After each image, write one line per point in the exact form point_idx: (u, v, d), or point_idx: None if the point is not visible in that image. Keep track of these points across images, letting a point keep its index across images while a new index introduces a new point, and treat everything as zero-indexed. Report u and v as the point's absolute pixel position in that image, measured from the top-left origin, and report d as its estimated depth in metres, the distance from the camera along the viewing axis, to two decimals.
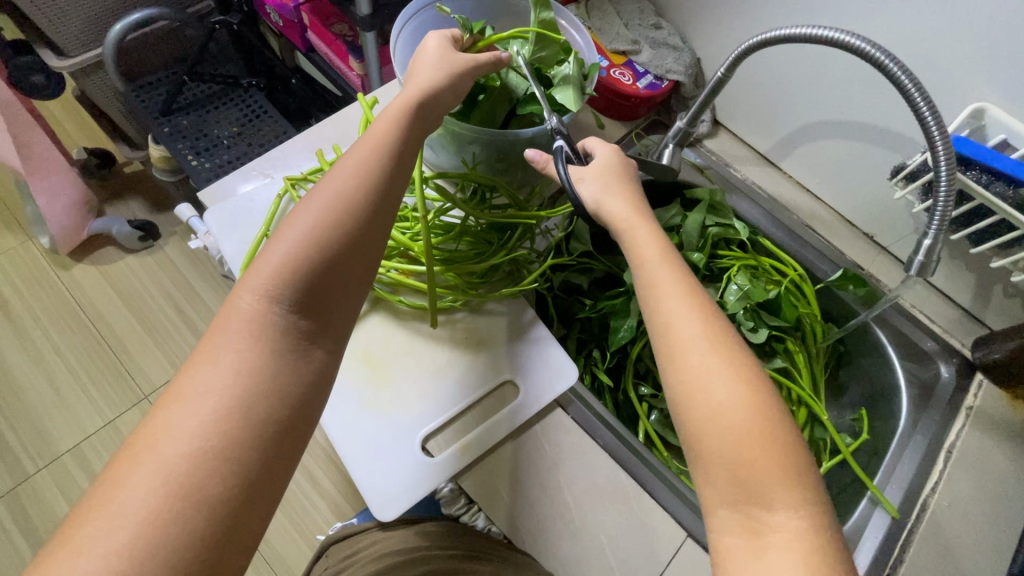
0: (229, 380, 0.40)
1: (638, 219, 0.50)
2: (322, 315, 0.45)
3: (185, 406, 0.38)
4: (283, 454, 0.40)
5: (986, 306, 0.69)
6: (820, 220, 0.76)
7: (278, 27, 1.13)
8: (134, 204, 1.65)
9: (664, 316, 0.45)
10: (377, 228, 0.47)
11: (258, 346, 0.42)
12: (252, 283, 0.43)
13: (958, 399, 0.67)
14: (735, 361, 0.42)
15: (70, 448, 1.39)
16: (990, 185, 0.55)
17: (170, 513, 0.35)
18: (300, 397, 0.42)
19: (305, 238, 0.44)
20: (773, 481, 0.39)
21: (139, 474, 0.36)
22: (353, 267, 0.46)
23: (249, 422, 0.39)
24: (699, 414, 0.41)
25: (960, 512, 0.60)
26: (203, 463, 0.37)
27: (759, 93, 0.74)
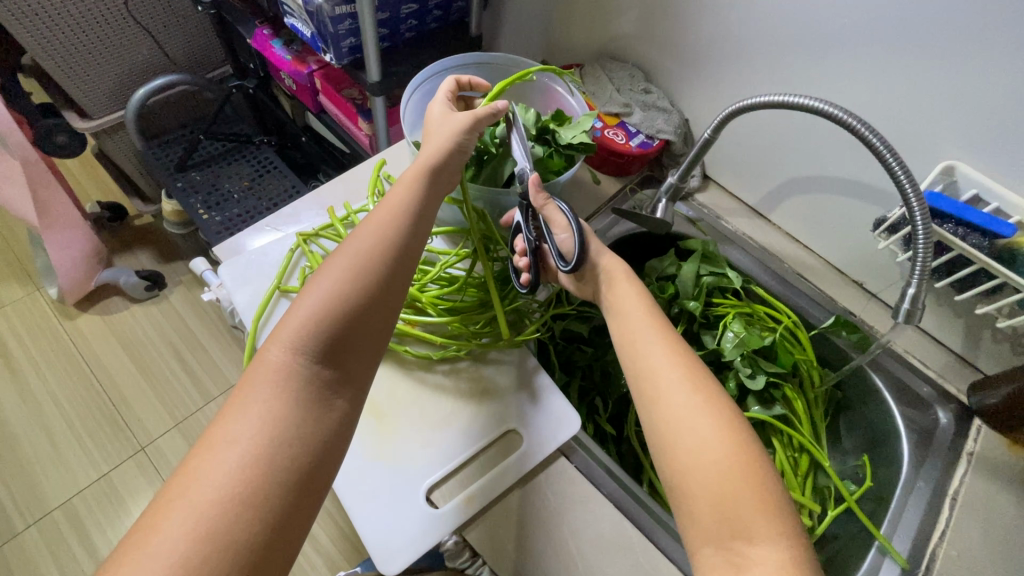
0: (257, 429, 0.41)
1: (622, 279, 0.57)
2: (344, 365, 0.47)
3: (215, 457, 0.40)
4: (304, 502, 0.41)
5: (978, 352, 0.71)
6: (811, 268, 0.79)
7: (290, 90, 1.21)
8: (142, 255, 1.69)
9: (646, 363, 0.50)
10: (397, 284, 0.50)
11: (283, 396, 0.43)
12: (280, 338, 0.45)
13: (958, 445, 0.68)
14: (714, 399, 0.46)
15: (62, 503, 1.36)
16: (967, 237, 0.58)
17: (198, 561, 0.36)
18: (323, 444, 0.43)
19: (328, 294, 0.47)
20: (752, 515, 0.40)
21: (170, 522, 0.37)
22: (374, 320, 0.48)
23: (273, 468, 0.40)
24: (683, 453, 0.44)
25: (971, 562, 0.59)
26: (231, 510, 0.38)
27: (744, 151, 0.79)
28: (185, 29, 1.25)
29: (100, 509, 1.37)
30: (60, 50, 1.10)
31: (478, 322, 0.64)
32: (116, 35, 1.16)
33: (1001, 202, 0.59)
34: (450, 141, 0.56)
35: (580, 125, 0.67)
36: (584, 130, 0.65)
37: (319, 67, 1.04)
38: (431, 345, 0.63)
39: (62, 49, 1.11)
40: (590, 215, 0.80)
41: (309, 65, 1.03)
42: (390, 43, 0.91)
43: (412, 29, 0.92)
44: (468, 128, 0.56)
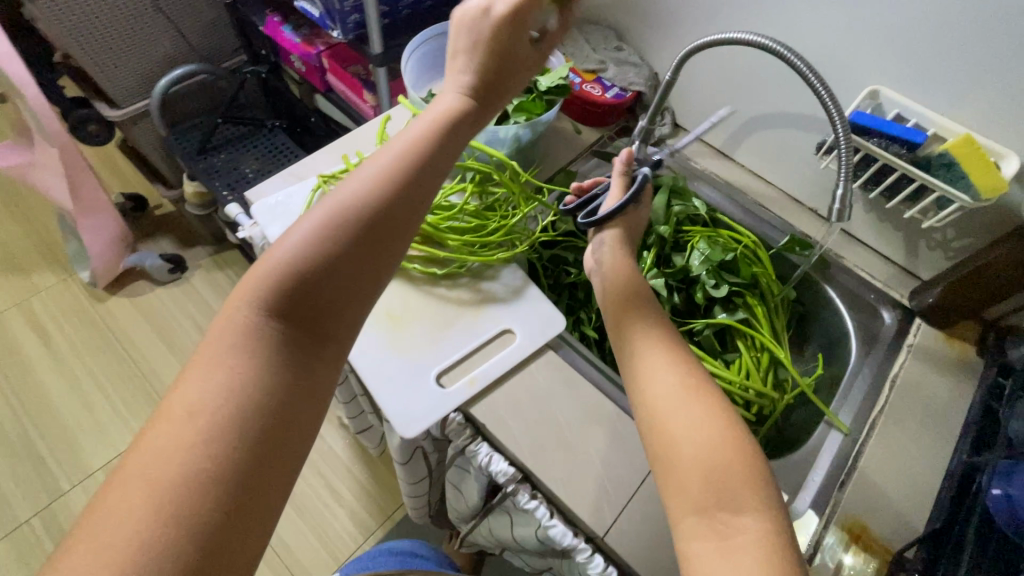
0: (218, 392, 0.41)
1: (624, 281, 0.62)
2: (312, 322, 0.46)
3: (173, 418, 0.39)
4: (271, 464, 0.40)
5: (917, 260, 0.81)
6: (771, 199, 0.89)
7: (299, 72, 1.31)
8: (164, 241, 1.82)
9: (639, 355, 0.54)
10: (372, 243, 0.48)
11: (247, 356, 0.43)
12: (246, 299, 0.45)
13: (900, 338, 0.77)
14: (706, 389, 0.49)
15: (103, 465, 1.48)
16: (889, 147, 0.67)
17: (154, 523, 0.35)
18: (290, 402, 0.43)
19: (297, 252, 0.46)
20: (740, 487, 0.43)
21: (128, 484, 0.36)
22: (345, 272, 0.47)
23: (233, 430, 0.40)
24: (674, 432, 0.47)
25: (903, 427, 0.69)
26: (189, 474, 0.37)
27: (707, 97, 0.89)
28: (201, 20, 1.35)
29: None
30: (90, 43, 1.21)
31: (474, 241, 0.73)
32: (139, 27, 1.26)
33: (919, 118, 0.69)
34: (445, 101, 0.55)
35: (558, 74, 0.77)
36: (560, 75, 0.76)
37: (327, 48, 1.15)
38: (436, 264, 0.74)
39: (91, 43, 1.22)
40: (572, 160, 0.89)
41: (317, 46, 1.14)
42: (390, 20, 1.02)
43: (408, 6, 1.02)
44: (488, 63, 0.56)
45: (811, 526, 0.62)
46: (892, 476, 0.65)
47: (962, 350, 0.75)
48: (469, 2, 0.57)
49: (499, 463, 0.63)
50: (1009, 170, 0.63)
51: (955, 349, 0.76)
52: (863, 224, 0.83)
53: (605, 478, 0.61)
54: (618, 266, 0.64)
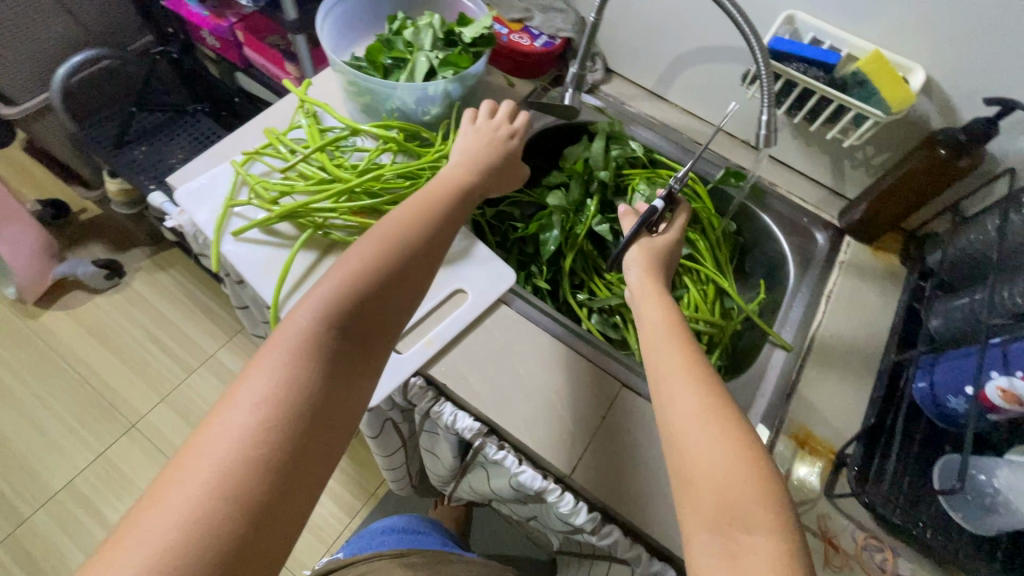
0: (278, 390, 0.45)
1: (650, 292, 0.60)
2: (360, 341, 0.50)
3: (238, 410, 0.44)
4: (307, 472, 0.44)
5: (844, 181, 0.84)
6: (706, 135, 0.91)
7: (214, 49, 1.23)
8: (95, 247, 1.71)
9: (661, 367, 0.52)
10: (413, 273, 0.54)
11: (307, 361, 0.47)
12: (309, 305, 0.49)
13: (832, 257, 0.82)
14: (726, 411, 0.48)
15: (65, 485, 1.42)
16: (808, 71, 0.69)
17: (213, 504, 0.39)
18: (332, 417, 0.47)
19: (357, 271, 0.51)
20: (754, 507, 0.42)
21: (194, 464, 0.41)
22: (391, 303, 0.52)
23: (289, 428, 0.44)
24: (690, 451, 0.46)
25: (839, 338, 0.73)
26: (241, 468, 0.41)
27: (635, 39, 0.89)
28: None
29: (103, 484, 1.43)
30: None
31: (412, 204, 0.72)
32: (26, 11, 1.15)
33: (834, 41, 0.71)
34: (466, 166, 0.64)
35: (481, 24, 0.75)
36: (484, 25, 0.74)
37: (239, 19, 1.08)
38: None
39: None
40: None
41: (228, 18, 1.07)
42: None
43: None
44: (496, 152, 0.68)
45: (763, 437, 0.66)
46: (831, 383, 0.70)
47: (888, 262, 0.80)
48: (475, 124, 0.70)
49: (464, 419, 0.64)
50: (917, 83, 0.67)
51: (882, 262, 0.81)
52: (793, 151, 0.86)
53: (568, 420, 0.63)
54: (642, 279, 0.62)
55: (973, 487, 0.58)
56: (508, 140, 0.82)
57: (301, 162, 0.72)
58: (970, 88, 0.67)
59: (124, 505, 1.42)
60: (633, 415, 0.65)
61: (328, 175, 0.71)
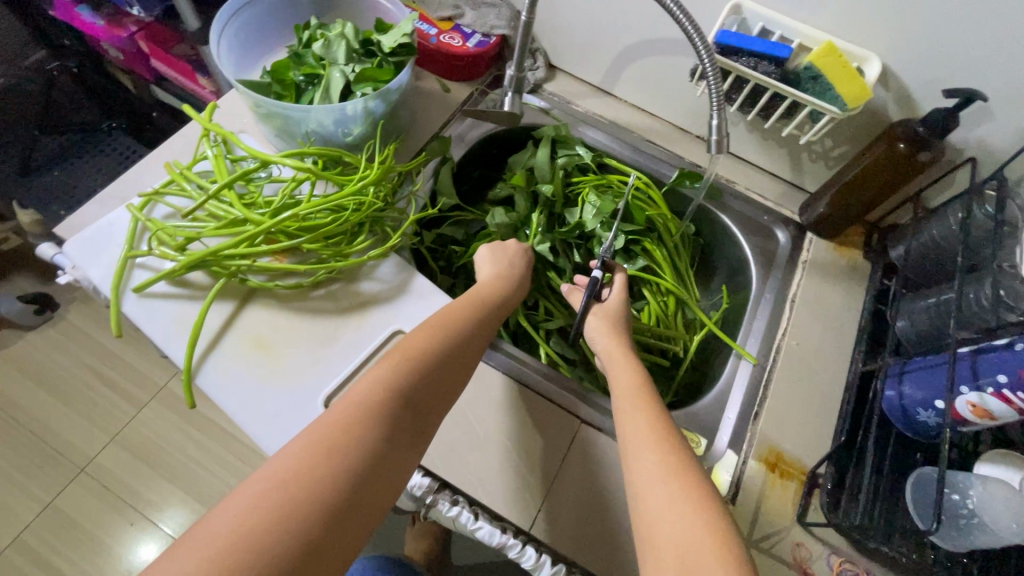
0: (349, 426, 0.43)
1: (616, 354, 0.59)
2: (422, 413, 0.48)
3: (305, 441, 0.42)
4: (345, 543, 0.39)
5: (803, 174, 0.80)
6: (658, 133, 0.85)
7: (119, 62, 1.10)
8: (20, 280, 1.57)
9: (624, 427, 0.50)
10: (474, 350, 0.55)
11: (380, 409, 0.46)
12: (388, 356, 0.50)
13: (795, 256, 0.78)
14: (682, 465, 0.45)
15: (12, 541, 1.33)
16: (759, 67, 0.64)
17: (264, 529, 0.37)
18: (383, 490, 0.43)
19: (431, 336, 0.52)
20: (712, 570, 0.38)
21: (253, 489, 0.39)
22: (453, 377, 0.52)
23: (352, 472, 0.42)
24: (650, 514, 0.43)
25: (805, 346, 0.70)
26: (286, 519, 0.37)
27: (576, 32, 0.82)
28: None
29: (54, 536, 1.35)
30: None
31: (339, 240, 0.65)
32: None
33: (784, 31, 0.65)
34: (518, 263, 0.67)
35: (401, 30, 0.67)
36: (404, 32, 0.66)
37: (139, 27, 0.96)
38: (301, 275, 0.65)
39: None
40: (445, 123, 0.81)
41: (127, 27, 0.94)
42: None
43: None
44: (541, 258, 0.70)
45: (731, 462, 0.63)
46: (799, 395, 0.67)
47: (852, 258, 0.77)
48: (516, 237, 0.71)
49: (412, 477, 0.58)
50: (872, 75, 0.62)
51: (845, 258, 0.77)
52: (749, 146, 0.81)
53: (525, 468, 0.59)
54: (608, 342, 0.61)
55: (947, 507, 0.55)
56: (445, 155, 0.75)
57: (209, 201, 0.63)
58: (926, 76, 0.63)
59: (80, 555, 1.33)
60: (596, 454, 0.60)
61: (240, 215, 0.63)
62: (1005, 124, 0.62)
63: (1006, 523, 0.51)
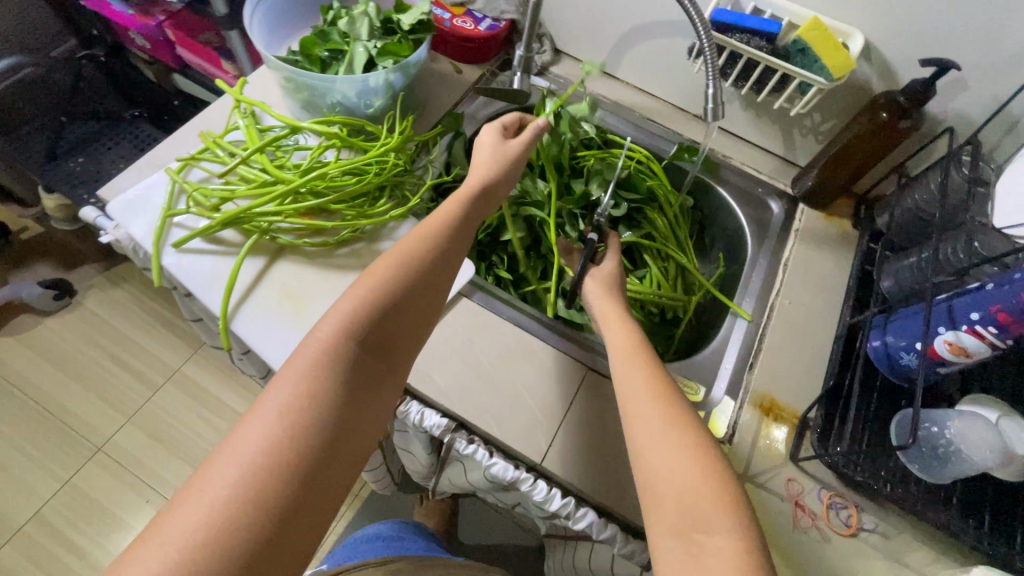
0: (301, 397, 0.45)
1: (612, 315, 0.62)
2: (379, 363, 0.50)
3: (259, 420, 0.43)
4: (330, 485, 0.43)
5: (795, 149, 0.85)
6: (657, 111, 0.90)
7: (144, 49, 1.16)
8: (39, 267, 1.62)
9: (623, 385, 0.53)
10: (428, 287, 0.54)
11: (330, 372, 0.46)
12: (332, 316, 0.49)
13: (787, 224, 0.83)
14: (680, 416, 0.49)
15: (31, 517, 1.37)
16: (751, 42, 0.69)
17: (231, 517, 0.38)
18: (357, 429, 0.47)
19: (374, 286, 0.51)
20: (712, 509, 0.43)
21: (214, 478, 0.40)
22: (410, 313, 0.52)
23: (313, 442, 0.43)
24: (653, 463, 0.47)
25: (797, 305, 0.75)
26: (252, 504, 0.39)
27: (581, 17, 0.87)
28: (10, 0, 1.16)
29: (71, 513, 1.38)
30: None
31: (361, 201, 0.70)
32: None
33: (775, 10, 0.71)
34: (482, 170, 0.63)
35: (419, 9, 0.72)
36: (422, 11, 0.71)
37: (167, 17, 1.01)
38: (326, 234, 0.70)
39: None
40: (457, 101, 0.86)
41: (155, 16, 1.00)
42: None
43: None
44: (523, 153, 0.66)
45: (727, 408, 0.67)
46: (791, 348, 0.71)
47: (842, 226, 0.82)
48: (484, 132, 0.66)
49: (431, 417, 0.64)
50: (856, 49, 0.68)
51: (835, 227, 0.82)
52: (743, 122, 0.86)
53: (536, 409, 0.63)
54: (605, 304, 0.64)
55: (926, 441, 0.60)
56: (459, 128, 0.80)
57: (240, 165, 0.68)
58: (906, 50, 0.68)
59: (97, 531, 1.37)
60: (602, 397, 0.65)
61: (269, 177, 0.68)
62: (979, 94, 0.67)
63: (981, 451, 0.56)
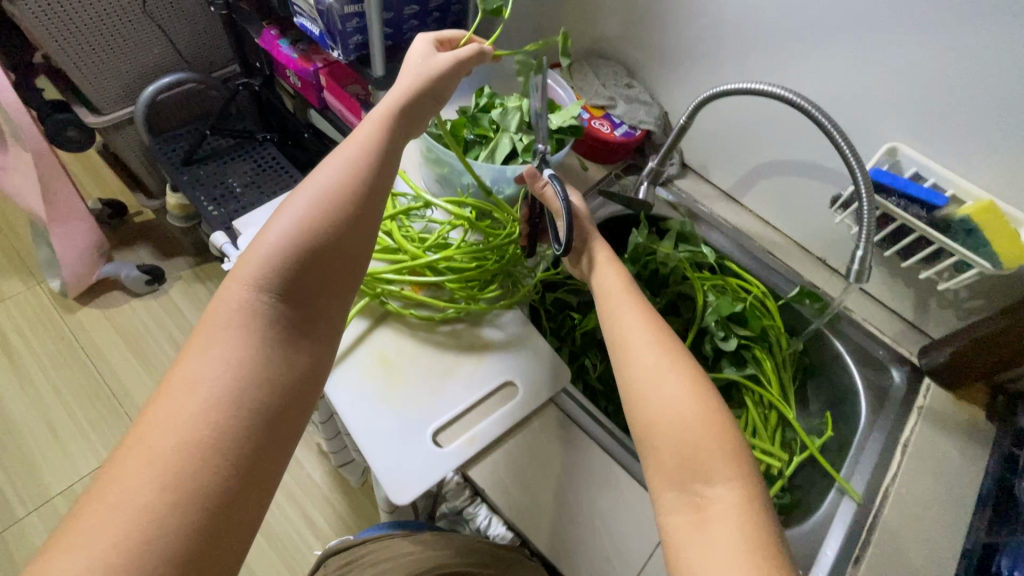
0: (214, 363, 0.45)
1: (609, 257, 0.63)
2: (299, 312, 0.51)
3: (176, 390, 0.44)
4: (265, 437, 0.45)
5: (927, 317, 0.79)
6: (779, 246, 0.87)
7: (295, 88, 1.27)
8: (142, 250, 1.74)
9: (617, 324, 0.57)
10: (361, 232, 0.53)
11: (245, 331, 0.47)
12: (239, 277, 0.49)
13: (910, 399, 0.75)
14: (683, 367, 0.52)
15: (63, 490, 1.39)
16: (908, 208, 0.66)
17: (162, 488, 0.39)
18: (286, 380, 0.48)
19: (286, 236, 0.50)
20: (713, 461, 0.47)
21: (138, 456, 0.40)
22: (333, 261, 0.52)
23: (233, 398, 0.44)
24: (654, 411, 0.50)
25: (916, 498, 0.66)
26: (184, 472, 0.40)
27: (718, 141, 0.87)
28: (195, 28, 1.30)
29: None
30: (74, 46, 1.16)
31: (475, 283, 0.70)
32: (127, 31, 1.21)
33: (937, 179, 0.68)
34: (415, 90, 0.58)
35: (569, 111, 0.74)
36: (572, 115, 0.72)
37: (326, 66, 1.11)
38: (434, 309, 0.69)
39: (76, 45, 1.16)
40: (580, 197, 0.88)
41: (315, 63, 1.10)
42: (393, 41, 0.97)
43: (414, 29, 0.97)
44: (452, 68, 0.60)
45: None
46: (907, 546, 0.63)
47: (974, 415, 0.73)
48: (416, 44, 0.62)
49: (498, 527, 0.59)
50: None
51: (966, 414, 0.74)
52: (874, 278, 0.81)
53: (614, 557, 0.56)
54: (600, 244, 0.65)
55: None
56: None
57: None
58: None
59: None
60: None
61: (397, 246, 0.71)
62: None
63: None
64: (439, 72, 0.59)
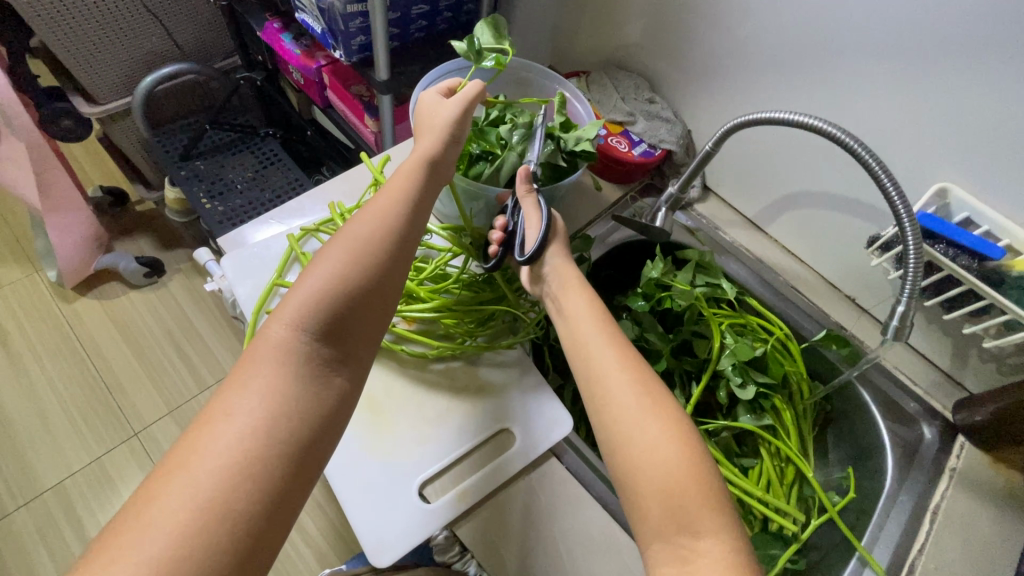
0: (253, 403, 0.44)
1: (581, 288, 0.59)
2: (337, 352, 0.49)
3: (213, 429, 0.43)
4: (298, 480, 0.44)
5: (965, 370, 0.72)
6: (805, 282, 0.80)
7: (298, 84, 1.21)
8: (142, 241, 1.70)
9: (590, 359, 0.53)
10: (396, 273, 0.52)
11: (283, 370, 0.46)
12: (280, 315, 0.48)
13: (941, 460, 0.69)
14: (661, 406, 0.49)
15: (54, 485, 1.37)
16: (957, 258, 0.60)
17: (195, 530, 0.38)
18: (321, 421, 0.46)
19: (330, 275, 0.49)
20: (699, 509, 0.44)
21: (172, 496, 0.39)
22: (371, 300, 0.51)
23: (270, 441, 0.43)
24: (638, 457, 0.47)
25: None
26: (217, 516, 0.39)
27: (744, 164, 0.80)
28: (195, 17, 1.25)
29: (91, 492, 1.37)
30: (68, 33, 1.10)
31: (473, 319, 0.66)
32: (125, 19, 1.16)
33: (992, 226, 0.60)
34: (444, 139, 0.58)
35: (584, 132, 0.67)
36: (587, 138, 0.66)
37: (329, 63, 1.05)
38: (426, 345, 0.64)
39: (70, 32, 1.10)
40: (590, 222, 0.82)
41: (318, 60, 1.04)
42: (400, 42, 0.91)
43: (421, 30, 0.91)
44: (461, 116, 0.59)
45: None
46: None
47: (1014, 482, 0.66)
48: (430, 94, 0.63)
49: None
50: None
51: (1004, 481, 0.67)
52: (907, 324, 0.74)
53: None
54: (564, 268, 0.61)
55: None
56: (585, 252, 0.75)
57: None
58: None
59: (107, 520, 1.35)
60: None
61: None
62: None
63: None
64: (459, 122, 0.59)
